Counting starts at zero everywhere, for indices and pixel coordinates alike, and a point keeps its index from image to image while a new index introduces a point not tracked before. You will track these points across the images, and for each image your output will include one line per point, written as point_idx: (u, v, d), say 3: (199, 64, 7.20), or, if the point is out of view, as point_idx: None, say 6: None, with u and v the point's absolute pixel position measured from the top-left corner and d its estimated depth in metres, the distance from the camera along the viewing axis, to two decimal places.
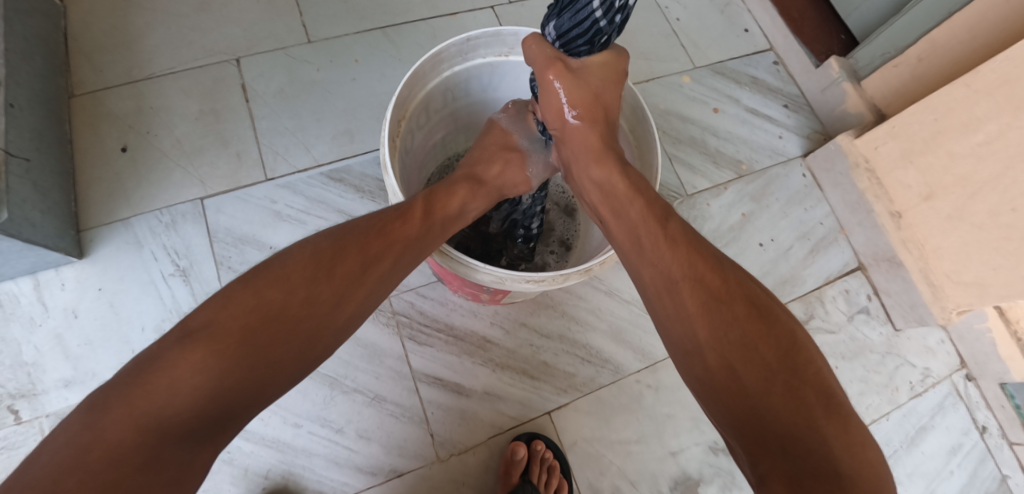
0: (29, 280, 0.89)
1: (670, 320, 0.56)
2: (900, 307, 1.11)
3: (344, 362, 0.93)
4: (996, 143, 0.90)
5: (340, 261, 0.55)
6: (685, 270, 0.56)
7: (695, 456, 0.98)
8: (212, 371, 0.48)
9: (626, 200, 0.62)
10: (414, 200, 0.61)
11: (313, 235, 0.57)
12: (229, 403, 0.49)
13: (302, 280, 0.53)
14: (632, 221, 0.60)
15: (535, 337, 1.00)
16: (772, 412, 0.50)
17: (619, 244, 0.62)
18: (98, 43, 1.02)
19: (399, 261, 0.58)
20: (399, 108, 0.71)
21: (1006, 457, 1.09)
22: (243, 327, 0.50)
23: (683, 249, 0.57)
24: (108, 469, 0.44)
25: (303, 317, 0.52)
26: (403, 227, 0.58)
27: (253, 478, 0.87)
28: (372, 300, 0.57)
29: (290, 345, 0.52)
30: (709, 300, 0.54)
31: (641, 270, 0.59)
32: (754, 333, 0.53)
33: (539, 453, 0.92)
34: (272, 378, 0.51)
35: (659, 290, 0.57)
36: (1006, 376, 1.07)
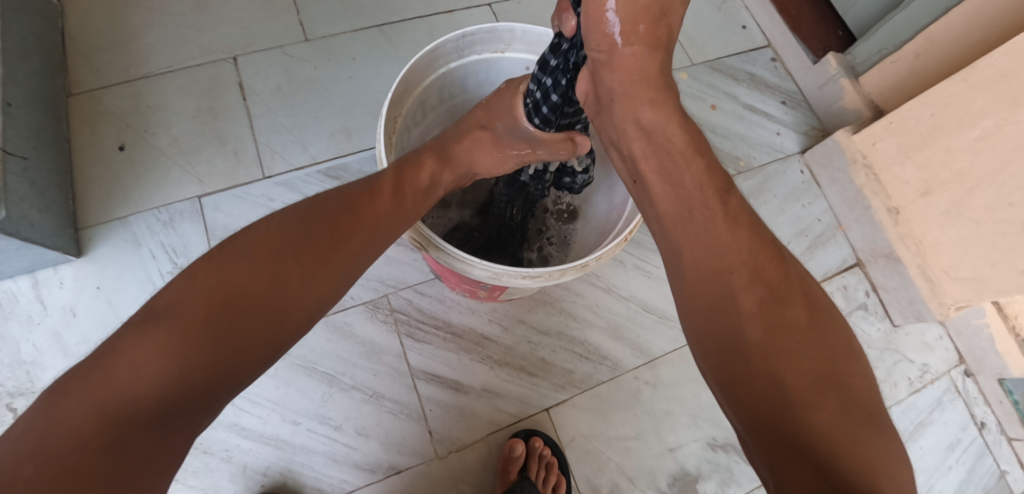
0: (27, 279, 0.90)
1: (709, 309, 0.52)
2: (898, 303, 1.11)
3: (342, 359, 0.93)
4: (993, 138, 0.90)
5: (308, 239, 0.55)
6: (739, 258, 0.53)
7: (693, 452, 0.98)
8: (176, 352, 0.47)
9: (684, 156, 0.56)
10: (383, 177, 0.62)
11: (278, 214, 0.58)
12: (196, 387, 0.48)
13: (268, 259, 0.53)
14: (687, 189, 0.55)
15: (533, 333, 1.00)
16: (810, 415, 0.46)
17: (664, 217, 0.56)
18: (95, 42, 1.02)
19: (370, 239, 0.58)
20: (395, 104, 0.71)
21: (1005, 453, 1.10)
22: (206, 305, 0.50)
23: (741, 231, 0.53)
24: (71, 452, 0.43)
25: (269, 294, 0.52)
26: (373, 202, 0.59)
27: (252, 475, 0.88)
28: (344, 279, 0.57)
29: (260, 326, 0.51)
30: (761, 291, 0.51)
31: (685, 251, 0.55)
32: (804, 331, 0.49)
33: (536, 450, 0.92)
34: (240, 362, 0.50)
35: (704, 275, 0.53)
36: (1004, 371, 1.07)
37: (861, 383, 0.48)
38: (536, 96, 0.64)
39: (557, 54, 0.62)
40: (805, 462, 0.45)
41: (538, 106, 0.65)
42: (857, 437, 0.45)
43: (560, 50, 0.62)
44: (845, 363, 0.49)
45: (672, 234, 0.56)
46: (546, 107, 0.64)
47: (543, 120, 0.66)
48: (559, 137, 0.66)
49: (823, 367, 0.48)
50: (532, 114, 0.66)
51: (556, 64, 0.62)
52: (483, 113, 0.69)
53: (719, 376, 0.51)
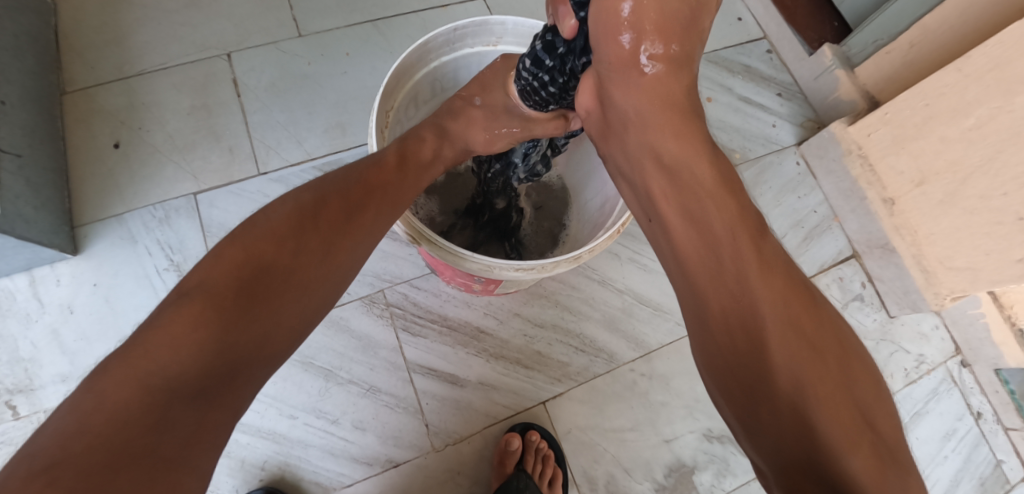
0: (25, 276, 0.90)
1: (736, 351, 0.50)
2: (894, 294, 1.11)
3: (339, 354, 0.94)
4: (986, 127, 0.90)
5: (324, 213, 0.56)
6: (770, 301, 0.50)
7: (690, 443, 0.98)
8: (211, 326, 0.48)
9: (715, 196, 0.53)
10: (386, 152, 0.63)
11: (290, 194, 0.58)
12: (230, 363, 0.48)
13: (290, 235, 0.53)
14: (714, 235, 0.52)
15: (529, 326, 1.00)
16: (848, 445, 0.45)
17: (687, 263, 0.53)
18: (89, 39, 1.02)
19: (383, 212, 0.59)
20: (387, 98, 0.71)
21: (1001, 442, 1.10)
22: (237, 281, 0.50)
23: (769, 272, 0.51)
24: (115, 430, 0.43)
25: (296, 270, 0.53)
26: (380, 175, 0.60)
27: (249, 469, 0.88)
28: (361, 255, 0.58)
29: (284, 304, 0.52)
30: (790, 330, 0.49)
31: (708, 295, 0.52)
32: (833, 377, 0.48)
33: (533, 443, 0.93)
34: (267, 341, 0.51)
35: (730, 321, 0.50)
36: (999, 361, 1.08)
37: (885, 423, 0.47)
38: (532, 84, 0.63)
39: (553, 52, 0.59)
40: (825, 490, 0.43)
41: (530, 94, 0.64)
42: (894, 475, 0.44)
43: (554, 51, 0.60)
44: (869, 402, 0.48)
45: (699, 279, 0.52)
46: (539, 95, 0.64)
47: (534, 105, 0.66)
48: (550, 115, 0.67)
49: (850, 402, 0.47)
50: (524, 96, 0.66)
51: (552, 64, 0.60)
52: (478, 88, 0.69)
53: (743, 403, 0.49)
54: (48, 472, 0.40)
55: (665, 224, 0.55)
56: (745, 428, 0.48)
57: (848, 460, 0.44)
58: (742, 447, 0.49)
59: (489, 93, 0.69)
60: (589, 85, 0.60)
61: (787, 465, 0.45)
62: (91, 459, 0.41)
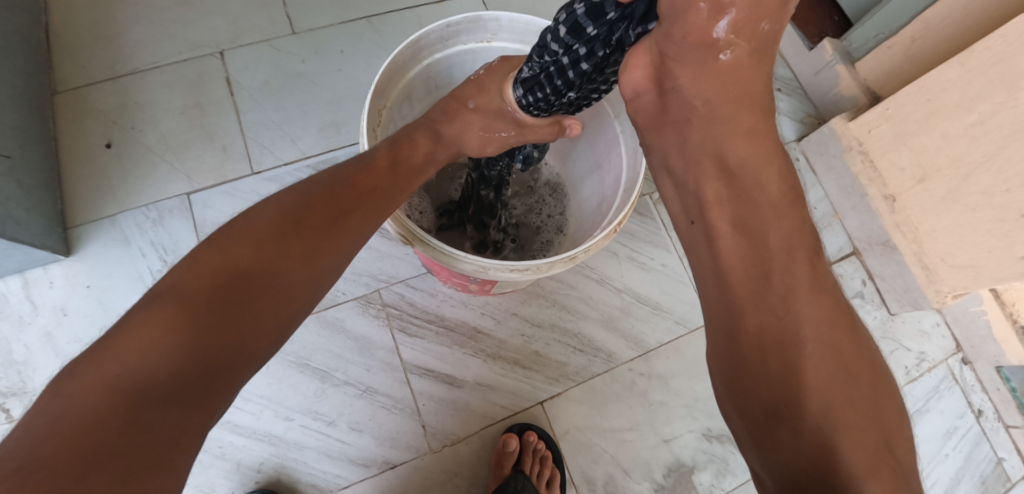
0: (18, 279, 0.89)
1: (764, 370, 0.48)
2: (895, 291, 1.10)
3: (335, 355, 0.93)
4: (989, 122, 0.88)
5: (307, 216, 0.55)
6: (812, 323, 0.48)
7: (688, 443, 0.98)
8: (187, 329, 0.47)
9: (778, 208, 0.50)
10: (377, 155, 0.61)
11: (276, 197, 0.57)
12: (209, 365, 0.47)
13: (274, 239, 0.53)
14: (769, 247, 0.49)
15: (527, 326, 0.99)
16: (867, 470, 0.43)
17: (730, 277, 0.50)
18: (81, 38, 1.01)
19: (370, 217, 0.58)
20: (378, 96, 0.70)
21: (1002, 440, 1.09)
22: (212, 285, 0.49)
23: (810, 293, 0.48)
24: (84, 433, 0.42)
25: (276, 272, 0.52)
26: (367, 178, 0.59)
27: (246, 472, 0.88)
28: (346, 260, 0.57)
29: (265, 307, 0.51)
30: (828, 351, 0.47)
31: (744, 311, 0.49)
32: (862, 399, 0.46)
33: (531, 444, 0.92)
34: (247, 344, 0.50)
35: (764, 342, 0.48)
36: (1001, 359, 1.07)
37: (899, 443, 0.46)
38: (561, 61, 0.56)
39: (599, 22, 0.52)
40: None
41: (555, 73, 0.58)
42: None
43: (603, 20, 0.51)
44: (886, 422, 0.47)
45: (741, 297, 0.50)
46: (566, 75, 0.57)
47: (539, 97, 0.61)
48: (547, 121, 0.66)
49: (867, 421, 0.46)
50: (532, 84, 0.61)
51: (596, 33, 0.52)
52: (473, 89, 0.66)
53: (762, 418, 0.47)
54: (16, 474, 0.39)
55: (712, 231, 0.52)
56: (758, 443, 0.47)
57: (864, 484, 0.43)
58: (747, 459, 0.49)
59: (485, 95, 0.66)
60: (642, 60, 0.52)
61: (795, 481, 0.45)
62: (60, 461, 0.40)
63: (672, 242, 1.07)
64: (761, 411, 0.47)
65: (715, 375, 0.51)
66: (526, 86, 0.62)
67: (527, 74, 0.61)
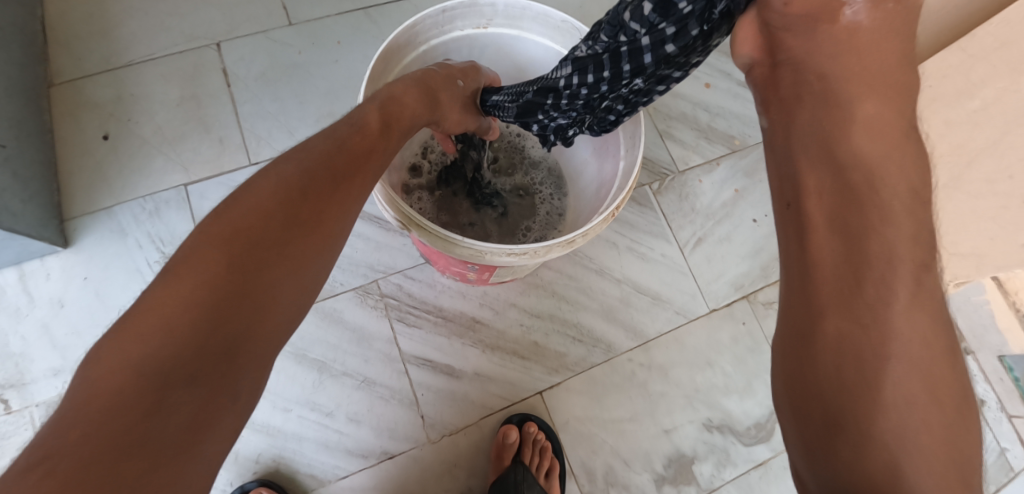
0: (14, 271, 0.89)
1: (840, 383, 0.35)
2: None
3: (332, 346, 0.93)
4: (992, 109, 0.89)
5: (311, 178, 0.51)
6: (914, 347, 0.35)
7: (690, 433, 0.97)
8: (203, 304, 0.44)
9: (890, 209, 0.35)
10: (368, 114, 0.57)
11: (276, 161, 0.53)
12: (225, 341, 0.44)
13: (281, 206, 0.49)
14: (870, 244, 0.35)
15: (526, 317, 0.99)
16: None
17: (816, 273, 0.36)
18: (76, 31, 1.01)
19: (369, 179, 0.55)
20: (374, 83, 0.69)
21: (1005, 430, 1.08)
22: (224, 255, 0.46)
23: (914, 301, 0.35)
24: (111, 419, 0.40)
25: (289, 240, 0.49)
26: (362, 138, 0.56)
27: (244, 462, 0.88)
28: (351, 224, 0.55)
29: (279, 278, 0.48)
30: (926, 377, 0.34)
31: (822, 312, 0.36)
32: (958, 469, 0.34)
33: (530, 435, 0.92)
34: (264, 317, 0.47)
35: (844, 350, 0.35)
36: (1004, 348, 1.07)
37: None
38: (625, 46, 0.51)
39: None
40: None
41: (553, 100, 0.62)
42: None
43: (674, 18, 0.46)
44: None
45: (824, 297, 0.36)
46: (604, 87, 0.56)
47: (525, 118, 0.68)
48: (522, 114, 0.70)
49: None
50: (522, 111, 0.67)
51: (689, 11, 0.45)
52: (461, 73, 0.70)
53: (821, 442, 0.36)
54: (43, 464, 0.38)
55: (806, 222, 0.37)
56: (803, 465, 0.37)
57: None
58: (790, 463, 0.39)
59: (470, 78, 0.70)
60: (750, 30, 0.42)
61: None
62: (89, 451, 0.39)
63: (672, 233, 1.06)
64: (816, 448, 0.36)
65: (776, 374, 0.39)
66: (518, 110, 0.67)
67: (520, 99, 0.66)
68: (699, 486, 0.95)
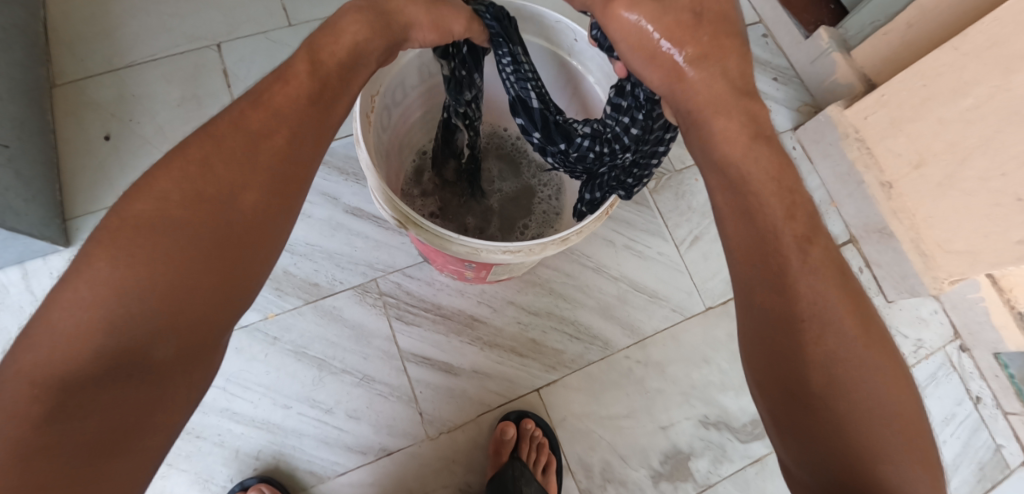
0: (17, 270, 0.90)
1: (777, 343, 0.44)
2: (892, 278, 1.11)
3: (331, 343, 0.94)
4: (984, 107, 0.88)
5: (228, 148, 0.47)
6: (823, 307, 0.44)
7: (686, 430, 0.98)
8: (113, 298, 0.41)
9: (779, 199, 0.47)
10: (295, 63, 0.51)
11: (199, 129, 0.48)
12: (144, 334, 0.42)
13: (199, 182, 0.46)
14: (769, 226, 0.46)
15: (523, 314, 1.00)
16: (872, 444, 0.41)
17: (736, 257, 0.47)
18: (78, 31, 1.02)
19: (308, 142, 0.50)
20: (372, 83, 0.67)
21: (1000, 427, 1.09)
22: (136, 244, 0.43)
23: (825, 274, 0.45)
24: (25, 421, 0.39)
25: (209, 219, 0.45)
26: (283, 90, 0.50)
27: (244, 459, 0.89)
28: (296, 191, 0.50)
29: (200, 258, 0.44)
30: (832, 324, 0.44)
31: (753, 291, 0.46)
32: (876, 392, 0.43)
33: (527, 431, 0.93)
34: (188, 303, 0.43)
35: (773, 317, 0.45)
36: (999, 345, 1.06)
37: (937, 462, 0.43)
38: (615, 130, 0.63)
39: (623, 97, 0.62)
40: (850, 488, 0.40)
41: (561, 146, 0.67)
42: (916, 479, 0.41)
43: (625, 111, 0.62)
44: (923, 441, 0.42)
45: (749, 278, 0.46)
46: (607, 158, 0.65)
47: (534, 126, 0.67)
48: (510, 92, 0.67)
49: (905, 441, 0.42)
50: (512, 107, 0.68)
51: (629, 104, 0.62)
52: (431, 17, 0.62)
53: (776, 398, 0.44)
54: None
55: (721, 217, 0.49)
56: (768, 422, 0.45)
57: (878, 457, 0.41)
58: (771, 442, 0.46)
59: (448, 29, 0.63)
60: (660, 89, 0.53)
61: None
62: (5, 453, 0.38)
63: (669, 231, 1.07)
64: (800, 421, 0.43)
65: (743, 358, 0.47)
66: (531, 116, 0.66)
67: (539, 106, 0.65)
68: (696, 482, 0.96)
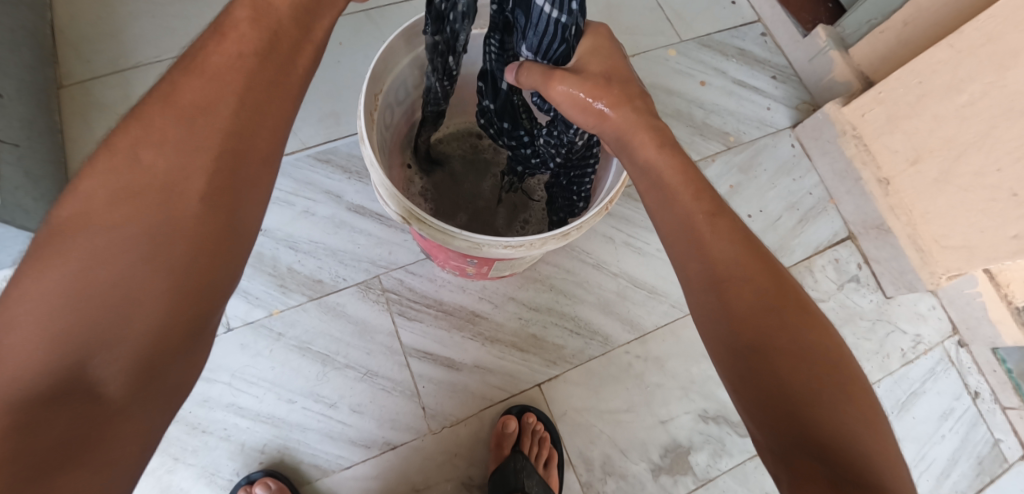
0: None
1: (709, 308, 0.48)
2: (890, 274, 1.11)
3: (335, 339, 0.95)
4: (979, 104, 0.89)
5: (166, 121, 0.42)
6: (738, 269, 0.49)
7: (685, 424, 0.99)
8: (55, 302, 0.37)
9: (690, 186, 0.53)
10: (237, 13, 0.46)
11: (132, 112, 0.43)
12: (96, 337, 0.38)
13: (134, 172, 0.41)
14: (682, 206, 0.52)
15: (524, 309, 1.01)
16: (804, 387, 0.44)
17: (664, 237, 0.53)
18: (84, 33, 1.03)
19: (260, 107, 0.45)
20: (376, 81, 0.69)
21: (998, 421, 1.10)
22: (72, 242, 0.39)
23: (734, 241, 0.50)
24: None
25: (159, 204, 0.40)
26: (226, 43, 0.45)
27: (249, 453, 0.90)
28: (255, 166, 0.44)
29: (142, 256, 0.39)
30: (748, 284, 0.48)
31: (683, 265, 0.51)
32: (801, 338, 0.46)
33: (529, 425, 0.94)
34: (131, 309, 0.39)
35: (702, 284, 0.49)
36: (997, 340, 1.07)
37: (876, 403, 0.45)
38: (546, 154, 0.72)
39: (551, 136, 0.69)
40: (788, 432, 0.43)
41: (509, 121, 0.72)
42: (847, 415, 0.43)
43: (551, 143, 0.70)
44: (857, 381, 0.45)
45: (678, 253, 0.51)
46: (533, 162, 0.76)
47: (491, 98, 0.71)
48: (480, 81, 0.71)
49: (841, 382, 0.44)
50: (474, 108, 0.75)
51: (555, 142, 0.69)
52: None
53: (725, 360, 0.47)
54: None
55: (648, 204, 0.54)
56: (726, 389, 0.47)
57: (809, 397, 0.43)
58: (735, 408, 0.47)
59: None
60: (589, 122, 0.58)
61: (790, 460, 0.42)
62: None
63: None
64: (746, 377, 0.45)
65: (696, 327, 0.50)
66: (495, 85, 0.70)
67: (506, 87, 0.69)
68: (695, 475, 0.97)
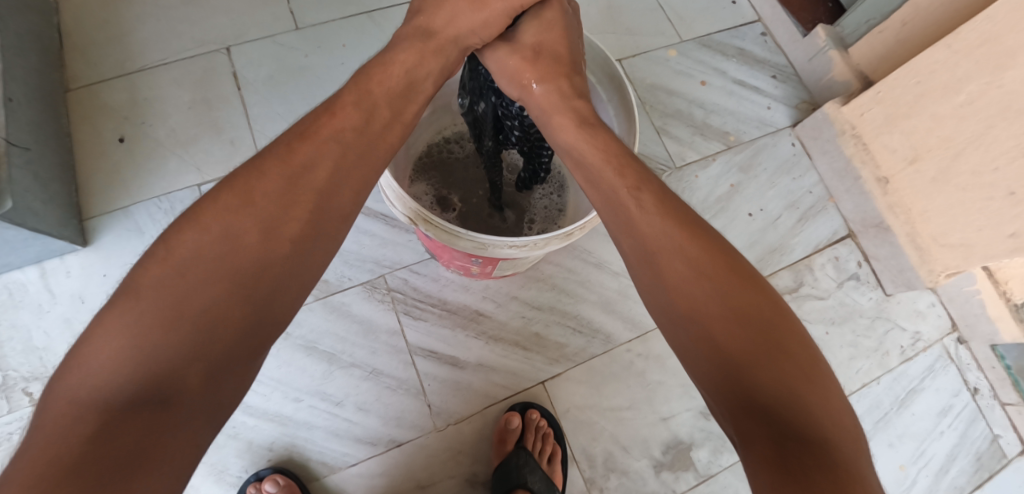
0: (35, 269, 0.93)
1: (657, 289, 0.53)
2: (890, 272, 1.12)
3: (340, 339, 0.96)
4: (977, 103, 0.90)
5: (259, 188, 0.52)
6: (674, 246, 0.53)
7: (687, 421, 1.00)
8: (152, 333, 0.46)
9: (618, 165, 0.57)
10: (344, 96, 0.58)
11: (230, 179, 0.53)
12: (181, 359, 0.46)
13: (242, 218, 0.51)
14: (613, 186, 0.57)
15: (526, 308, 1.02)
16: (742, 352, 0.47)
17: (606, 219, 0.57)
18: (91, 38, 1.05)
19: (338, 183, 0.55)
20: None
21: (997, 417, 1.11)
22: (164, 284, 0.47)
23: (662, 216, 0.54)
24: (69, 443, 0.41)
25: (248, 259, 0.50)
26: (332, 122, 0.56)
27: (257, 450, 0.92)
28: (324, 240, 0.55)
29: (221, 295, 0.48)
30: (685, 261, 0.52)
31: (624, 246, 0.56)
32: (735, 305, 0.49)
33: (532, 421, 0.96)
34: (212, 337, 0.47)
35: (643, 262, 0.54)
36: (995, 337, 1.08)
37: (814, 358, 0.48)
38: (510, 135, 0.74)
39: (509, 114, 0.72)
40: (732, 396, 0.46)
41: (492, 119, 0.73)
42: (784, 373, 0.46)
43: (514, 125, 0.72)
44: (799, 342, 0.48)
45: (620, 235, 0.56)
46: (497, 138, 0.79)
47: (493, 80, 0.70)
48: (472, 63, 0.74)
49: (778, 345, 0.48)
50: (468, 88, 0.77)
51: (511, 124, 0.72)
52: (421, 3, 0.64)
53: (675, 337, 0.51)
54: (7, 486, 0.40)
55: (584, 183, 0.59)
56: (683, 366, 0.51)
57: (745, 360, 0.47)
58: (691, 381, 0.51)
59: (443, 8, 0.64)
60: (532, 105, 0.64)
61: (736, 421, 0.46)
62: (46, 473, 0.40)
63: None
64: (690, 348, 0.50)
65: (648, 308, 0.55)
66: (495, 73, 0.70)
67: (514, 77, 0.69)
68: (696, 471, 0.98)
